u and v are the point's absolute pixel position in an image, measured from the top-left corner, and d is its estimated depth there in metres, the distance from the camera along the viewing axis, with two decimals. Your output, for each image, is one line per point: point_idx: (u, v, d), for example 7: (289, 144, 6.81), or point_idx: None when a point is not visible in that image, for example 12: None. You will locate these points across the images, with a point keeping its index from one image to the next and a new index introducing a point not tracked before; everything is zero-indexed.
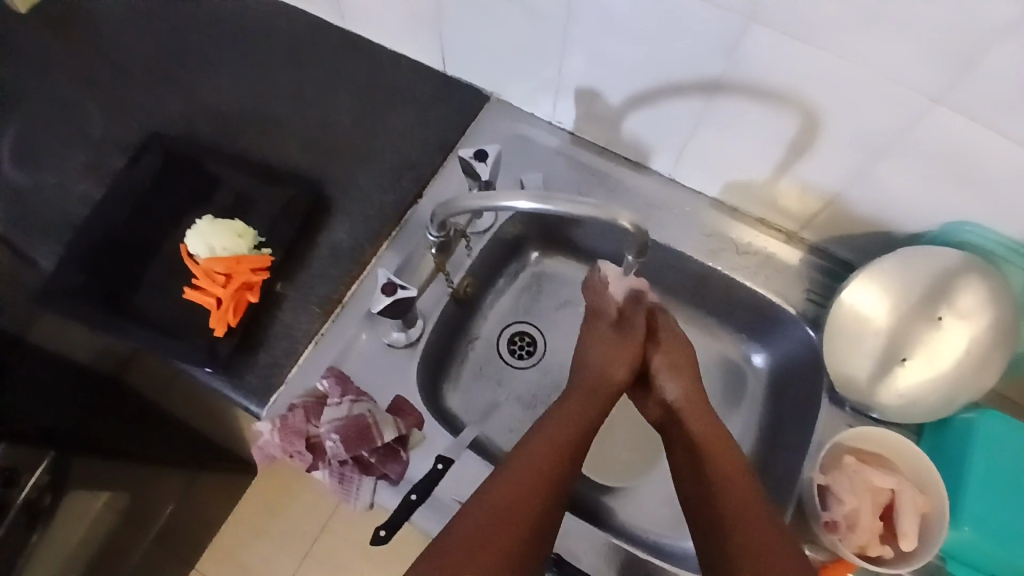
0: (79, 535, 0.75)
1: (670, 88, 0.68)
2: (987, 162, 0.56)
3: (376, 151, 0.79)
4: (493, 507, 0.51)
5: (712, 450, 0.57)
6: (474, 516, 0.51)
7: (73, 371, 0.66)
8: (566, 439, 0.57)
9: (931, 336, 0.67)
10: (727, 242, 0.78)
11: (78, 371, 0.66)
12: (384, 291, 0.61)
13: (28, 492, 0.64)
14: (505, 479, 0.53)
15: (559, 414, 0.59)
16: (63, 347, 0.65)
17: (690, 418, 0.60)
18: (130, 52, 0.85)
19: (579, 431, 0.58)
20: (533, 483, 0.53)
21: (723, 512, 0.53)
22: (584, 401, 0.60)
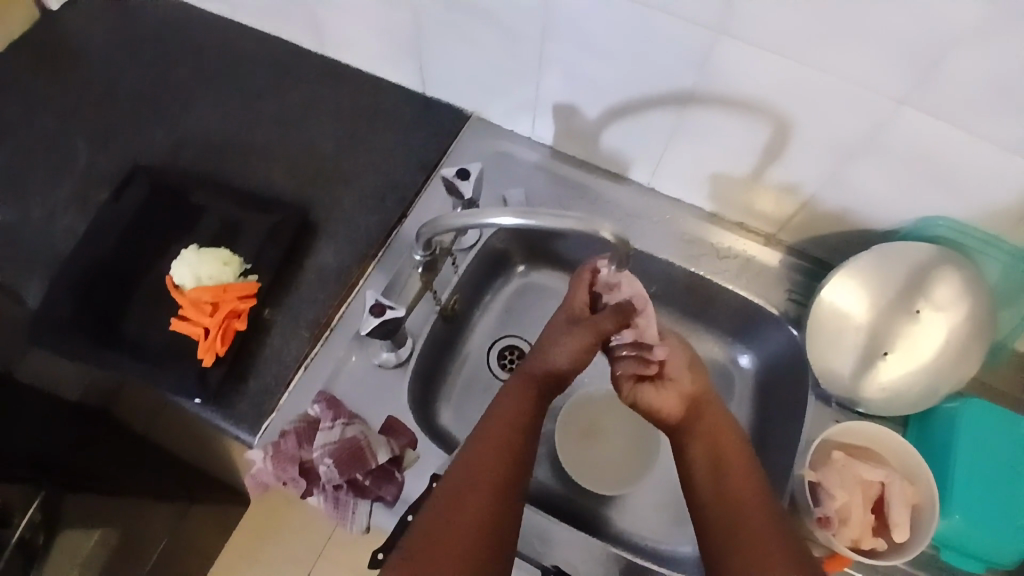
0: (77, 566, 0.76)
1: (646, 100, 0.69)
2: (953, 158, 0.58)
3: (359, 174, 0.80)
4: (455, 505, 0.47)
5: (729, 450, 0.56)
6: (440, 494, 0.49)
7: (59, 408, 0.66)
8: (524, 410, 0.56)
9: (910, 330, 0.69)
10: (708, 247, 0.79)
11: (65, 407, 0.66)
12: (373, 312, 0.62)
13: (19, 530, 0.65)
14: (470, 453, 0.51)
15: (516, 390, 0.58)
16: (48, 384, 0.65)
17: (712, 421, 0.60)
18: (109, 86, 0.85)
19: (537, 407, 0.57)
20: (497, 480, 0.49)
21: (731, 506, 0.51)
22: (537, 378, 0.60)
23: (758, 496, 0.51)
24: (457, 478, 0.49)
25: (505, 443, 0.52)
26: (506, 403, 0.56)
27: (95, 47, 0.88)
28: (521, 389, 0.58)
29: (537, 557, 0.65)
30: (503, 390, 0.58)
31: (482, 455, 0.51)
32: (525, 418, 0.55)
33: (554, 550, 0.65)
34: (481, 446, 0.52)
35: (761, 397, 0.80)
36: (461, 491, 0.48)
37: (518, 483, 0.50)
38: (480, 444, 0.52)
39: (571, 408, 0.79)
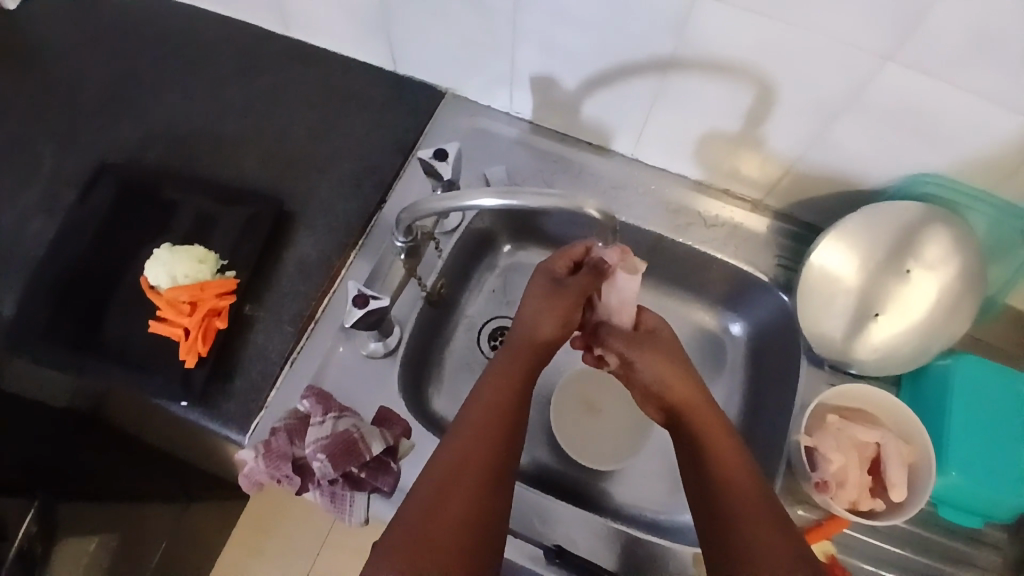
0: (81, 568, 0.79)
1: (625, 69, 0.67)
2: (940, 113, 0.57)
3: (334, 159, 0.78)
4: (440, 494, 0.46)
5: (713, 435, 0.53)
6: (422, 491, 0.46)
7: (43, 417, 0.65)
8: (508, 400, 0.52)
9: (900, 289, 0.68)
10: (695, 216, 0.78)
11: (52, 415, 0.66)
12: (356, 303, 0.60)
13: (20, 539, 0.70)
14: (448, 456, 0.48)
15: (500, 370, 0.54)
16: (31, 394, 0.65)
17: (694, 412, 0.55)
18: (67, 81, 0.82)
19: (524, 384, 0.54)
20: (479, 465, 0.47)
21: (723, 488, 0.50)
22: (520, 361, 0.55)
23: (751, 476, 0.51)
24: (435, 486, 0.46)
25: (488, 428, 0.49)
26: (486, 393, 0.52)
27: (50, 40, 0.84)
28: (498, 376, 0.53)
29: (537, 536, 0.65)
30: (486, 372, 0.55)
31: (461, 458, 0.47)
32: (505, 408, 0.51)
33: (554, 528, 0.65)
34: (464, 439, 0.48)
35: (754, 363, 0.80)
36: (440, 501, 0.45)
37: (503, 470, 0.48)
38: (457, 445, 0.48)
39: (565, 388, 0.78)
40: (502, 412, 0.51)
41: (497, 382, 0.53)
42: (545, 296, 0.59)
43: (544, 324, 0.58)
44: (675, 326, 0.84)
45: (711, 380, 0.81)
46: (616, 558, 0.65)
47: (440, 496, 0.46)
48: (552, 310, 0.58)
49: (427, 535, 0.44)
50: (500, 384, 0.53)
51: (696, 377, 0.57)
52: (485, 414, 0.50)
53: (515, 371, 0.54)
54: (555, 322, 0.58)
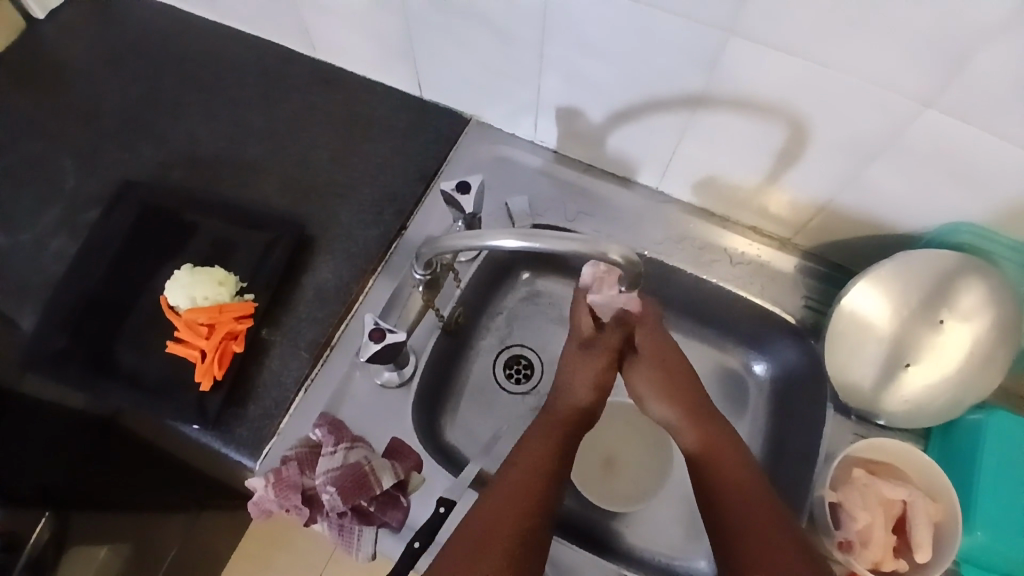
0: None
1: (654, 103, 0.66)
2: (984, 160, 0.55)
3: (356, 184, 0.77)
4: (507, 484, 0.55)
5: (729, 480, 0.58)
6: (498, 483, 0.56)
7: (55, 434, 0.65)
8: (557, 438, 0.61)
9: (934, 340, 0.66)
10: (720, 253, 0.76)
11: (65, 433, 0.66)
12: (372, 337, 0.59)
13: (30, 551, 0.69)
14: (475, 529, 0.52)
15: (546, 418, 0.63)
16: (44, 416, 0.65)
17: (718, 454, 0.60)
18: (98, 99, 0.83)
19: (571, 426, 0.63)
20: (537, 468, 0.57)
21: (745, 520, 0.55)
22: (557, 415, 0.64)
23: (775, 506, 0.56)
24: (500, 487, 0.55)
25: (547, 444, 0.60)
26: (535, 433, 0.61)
27: (84, 57, 0.85)
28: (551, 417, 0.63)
29: None
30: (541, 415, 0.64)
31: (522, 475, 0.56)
32: (530, 496, 0.55)
33: (562, 571, 0.64)
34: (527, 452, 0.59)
35: (775, 406, 0.77)
36: (506, 494, 0.54)
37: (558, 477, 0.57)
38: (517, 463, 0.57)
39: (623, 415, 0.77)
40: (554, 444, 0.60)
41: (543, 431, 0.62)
42: (576, 360, 0.66)
43: (579, 393, 0.65)
44: (695, 362, 0.82)
45: (730, 421, 0.79)
46: None
47: (504, 494, 0.55)
48: (582, 371, 0.65)
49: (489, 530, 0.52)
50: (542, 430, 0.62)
51: (722, 423, 0.63)
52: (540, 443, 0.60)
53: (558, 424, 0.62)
54: (588, 385, 0.65)
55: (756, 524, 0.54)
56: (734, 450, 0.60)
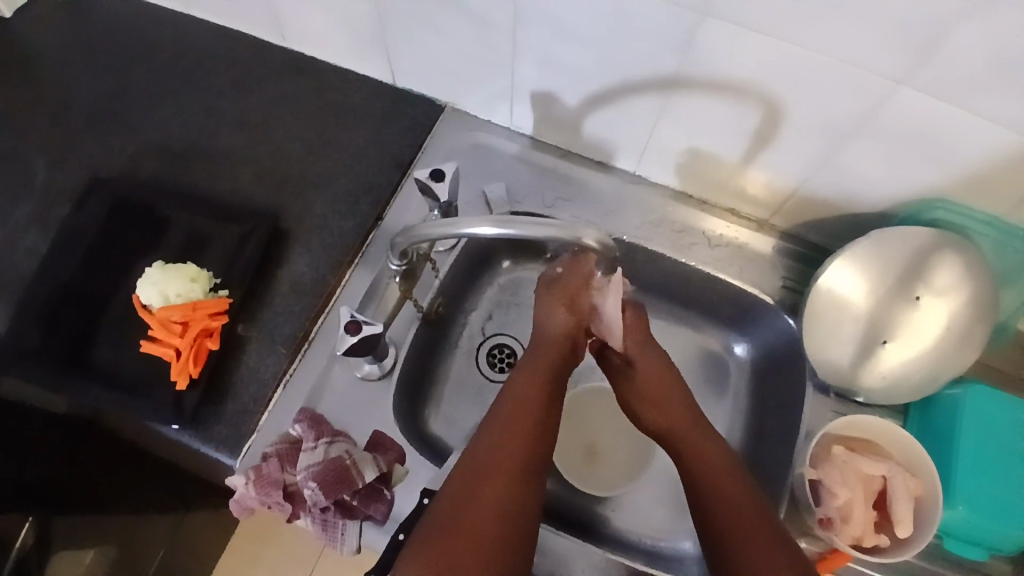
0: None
1: (630, 87, 0.65)
2: (958, 138, 0.55)
3: (331, 175, 0.76)
4: (468, 482, 0.51)
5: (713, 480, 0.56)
6: (459, 480, 0.51)
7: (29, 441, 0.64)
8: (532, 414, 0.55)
9: (910, 316, 0.66)
10: (699, 236, 0.76)
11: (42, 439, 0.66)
12: (349, 329, 0.58)
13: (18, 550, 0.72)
14: (474, 463, 0.52)
15: (525, 377, 0.57)
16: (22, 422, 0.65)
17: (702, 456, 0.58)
18: (63, 93, 0.80)
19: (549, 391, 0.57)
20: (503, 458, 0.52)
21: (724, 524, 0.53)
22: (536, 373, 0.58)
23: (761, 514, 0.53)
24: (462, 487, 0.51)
25: (521, 424, 0.54)
26: (507, 405, 0.56)
27: (47, 50, 0.83)
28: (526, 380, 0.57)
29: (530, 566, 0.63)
30: (516, 372, 0.59)
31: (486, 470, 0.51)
32: (521, 448, 0.53)
33: (548, 557, 0.64)
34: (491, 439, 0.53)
35: (757, 387, 0.78)
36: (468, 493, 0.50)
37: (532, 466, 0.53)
38: (482, 454, 0.52)
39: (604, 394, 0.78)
40: (529, 423, 0.54)
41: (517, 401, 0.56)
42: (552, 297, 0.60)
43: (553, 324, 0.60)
44: (677, 345, 0.82)
45: (712, 403, 0.79)
46: None
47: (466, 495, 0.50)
48: (551, 299, 0.60)
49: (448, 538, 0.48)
50: (518, 401, 0.56)
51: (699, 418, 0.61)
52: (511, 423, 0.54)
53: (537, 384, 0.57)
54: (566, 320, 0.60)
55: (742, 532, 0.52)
56: (717, 453, 0.58)
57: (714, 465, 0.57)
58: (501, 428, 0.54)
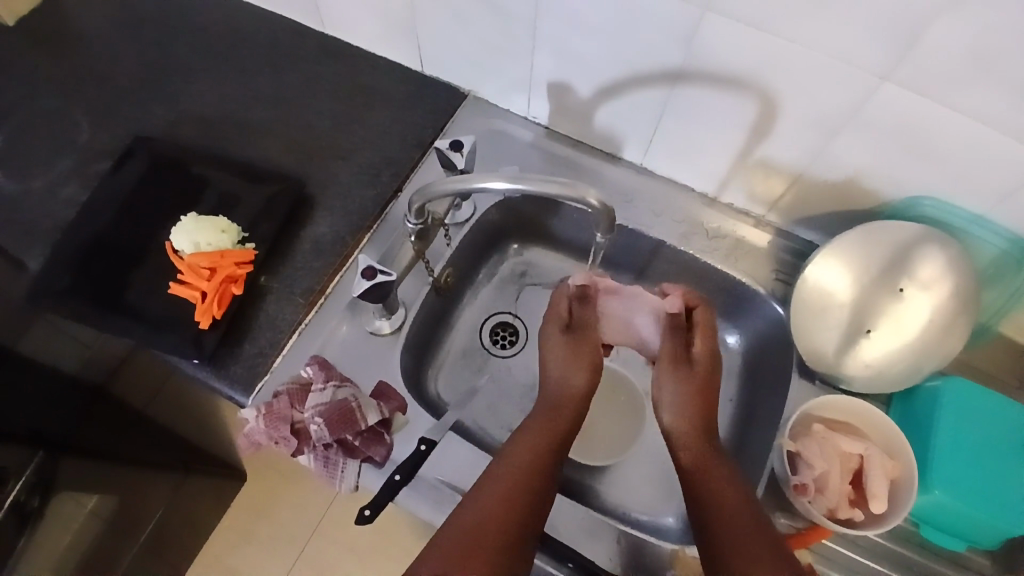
0: (70, 540, 0.74)
1: (639, 78, 0.70)
2: (938, 134, 0.59)
3: (356, 148, 0.82)
4: (472, 520, 0.49)
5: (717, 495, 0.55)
6: (461, 517, 0.50)
7: (61, 378, 0.63)
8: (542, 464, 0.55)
9: (894, 307, 0.69)
10: (699, 227, 0.81)
11: (66, 378, 0.64)
12: (364, 275, 0.63)
13: (17, 492, 0.62)
14: (480, 508, 0.50)
15: (535, 427, 0.60)
16: (51, 355, 0.64)
17: (713, 480, 0.57)
18: (116, 63, 0.87)
19: (554, 443, 0.58)
20: (511, 496, 0.51)
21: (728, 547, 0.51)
22: (549, 422, 0.61)
23: (761, 528, 0.52)
24: (463, 523, 0.49)
25: (526, 468, 0.54)
26: (515, 452, 0.56)
27: (103, 24, 0.90)
28: (535, 432, 0.59)
29: None
30: (520, 429, 0.60)
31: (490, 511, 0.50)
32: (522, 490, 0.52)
33: None
34: (495, 484, 0.53)
35: (746, 375, 0.81)
36: (471, 533, 0.48)
37: (534, 508, 0.52)
38: (488, 493, 0.52)
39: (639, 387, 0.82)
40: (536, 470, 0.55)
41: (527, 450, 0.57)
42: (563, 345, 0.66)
43: (573, 378, 0.64)
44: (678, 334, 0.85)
45: None
46: (602, 551, 0.65)
47: (469, 533, 0.48)
48: (576, 360, 0.66)
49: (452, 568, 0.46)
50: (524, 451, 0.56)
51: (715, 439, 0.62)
52: (518, 467, 0.54)
53: (541, 435, 0.59)
54: (580, 370, 0.65)
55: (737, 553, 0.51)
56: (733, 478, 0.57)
57: (734, 498, 0.55)
58: (509, 467, 0.54)
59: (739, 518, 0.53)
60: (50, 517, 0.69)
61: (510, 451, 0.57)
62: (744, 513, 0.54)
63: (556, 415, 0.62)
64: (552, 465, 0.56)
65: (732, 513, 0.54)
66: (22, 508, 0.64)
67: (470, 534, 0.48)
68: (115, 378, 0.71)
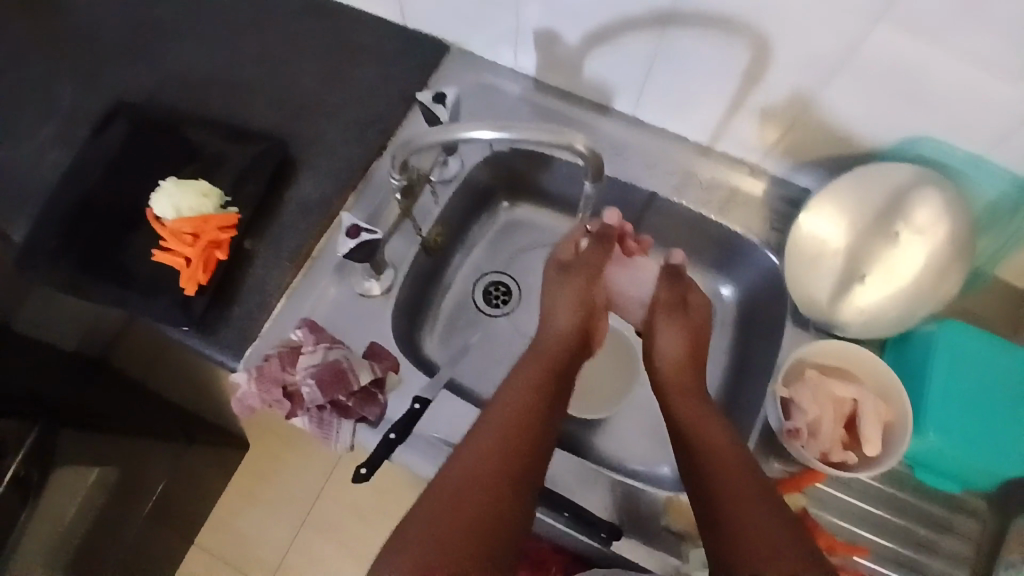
0: (78, 509, 0.78)
1: (627, 24, 0.68)
2: (935, 75, 0.57)
3: (341, 105, 0.80)
4: (458, 476, 0.52)
5: (713, 453, 0.57)
6: (446, 474, 0.52)
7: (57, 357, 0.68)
8: (522, 417, 0.57)
9: (889, 252, 0.69)
10: (693, 178, 0.79)
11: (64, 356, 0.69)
12: (349, 234, 0.63)
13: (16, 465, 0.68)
14: (461, 465, 0.53)
15: (518, 378, 0.62)
16: (51, 334, 0.67)
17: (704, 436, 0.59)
18: (92, 24, 0.84)
19: (540, 395, 0.60)
20: (494, 451, 0.54)
21: (721, 492, 0.54)
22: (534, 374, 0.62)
23: (748, 473, 0.55)
24: (450, 481, 0.51)
25: (506, 422, 0.56)
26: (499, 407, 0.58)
27: None
28: (517, 384, 0.61)
29: None
30: (510, 378, 0.62)
31: (476, 466, 0.52)
32: (505, 446, 0.54)
33: None
34: (477, 442, 0.55)
35: (741, 326, 0.81)
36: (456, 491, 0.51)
37: (519, 460, 0.54)
38: (473, 449, 0.54)
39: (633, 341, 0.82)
40: (519, 423, 0.57)
41: (507, 403, 0.59)
42: (559, 280, 0.71)
43: (559, 314, 0.69)
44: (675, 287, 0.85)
45: None
46: (599, 504, 0.65)
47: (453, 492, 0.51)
48: (562, 297, 0.70)
49: (441, 522, 0.48)
50: (506, 406, 0.58)
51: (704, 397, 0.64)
52: (498, 421, 0.56)
53: (528, 389, 0.60)
54: (572, 309, 0.70)
55: (727, 496, 0.53)
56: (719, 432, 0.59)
57: (723, 448, 0.57)
58: (492, 421, 0.57)
59: (728, 467, 0.56)
60: (51, 491, 0.73)
61: (492, 405, 0.59)
62: (729, 460, 0.56)
63: (542, 364, 0.64)
64: (539, 416, 0.58)
65: (720, 461, 0.56)
66: (23, 481, 0.69)
67: (459, 490, 0.51)
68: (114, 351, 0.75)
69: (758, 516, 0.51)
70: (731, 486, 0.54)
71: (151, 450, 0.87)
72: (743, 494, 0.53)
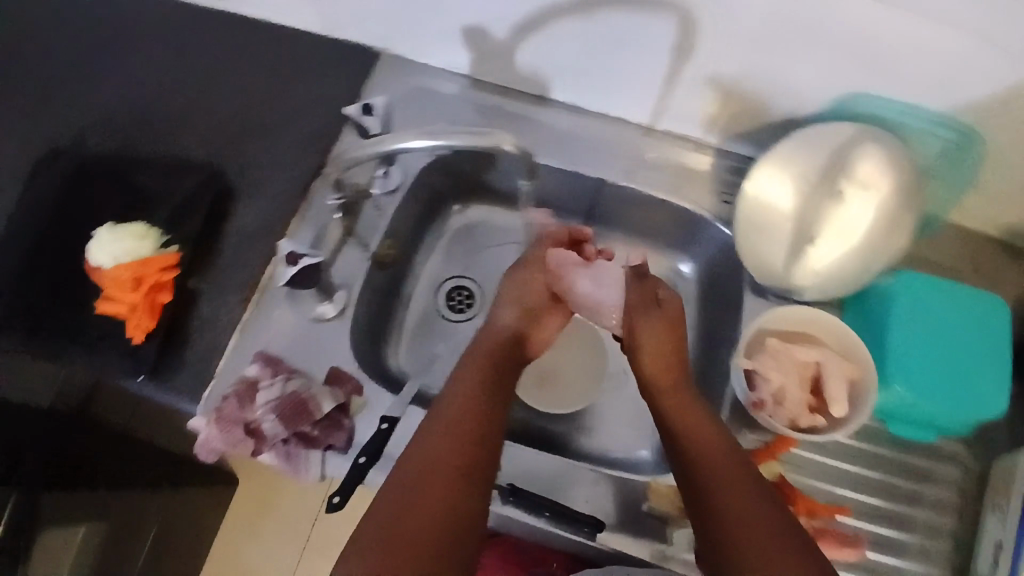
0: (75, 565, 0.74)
1: (553, 9, 0.67)
2: (863, 26, 0.57)
3: (275, 128, 0.78)
4: (410, 478, 0.51)
5: (696, 442, 0.56)
6: (398, 480, 0.51)
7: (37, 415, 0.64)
8: (476, 410, 0.56)
9: (836, 212, 0.68)
10: (640, 158, 0.78)
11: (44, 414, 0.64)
12: (288, 261, 0.67)
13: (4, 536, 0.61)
14: (416, 463, 0.52)
15: (467, 369, 0.60)
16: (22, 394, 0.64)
17: (688, 424, 0.58)
18: (9, 73, 0.81)
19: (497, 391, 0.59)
20: (449, 451, 0.52)
21: (708, 478, 0.53)
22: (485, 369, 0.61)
23: (734, 456, 0.54)
24: (403, 486, 0.50)
25: (464, 420, 0.55)
26: (453, 404, 0.56)
27: None
28: (470, 374, 0.60)
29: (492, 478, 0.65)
30: (458, 370, 0.61)
31: (429, 465, 0.51)
32: (464, 447, 0.53)
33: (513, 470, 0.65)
34: (432, 442, 0.53)
35: (705, 301, 0.81)
36: (409, 492, 0.50)
37: (478, 459, 0.53)
38: (427, 447, 0.53)
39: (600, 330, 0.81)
40: (475, 419, 0.55)
41: (460, 396, 0.57)
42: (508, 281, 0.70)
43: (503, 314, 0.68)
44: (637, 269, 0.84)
45: None
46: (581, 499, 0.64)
47: (406, 498, 0.49)
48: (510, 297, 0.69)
49: (395, 528, 0.47)
50: (459, 401, 0.56)
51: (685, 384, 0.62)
52: (456, 420, 0.55)
53: (476, 383, 0.59)
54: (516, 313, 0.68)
55: (712, 482, 0.52)
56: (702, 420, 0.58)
57: (705, 432, 0.56)
58: (446, 417, 0.55)
59: (714, 452, 0.54)
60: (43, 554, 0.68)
61: (447, 399, 0.57)
62: (713, 444, 0.55)
63: (490, 355, 0.63)
64: (490, 409, 0.57)
65: (704, 446, 0.55)
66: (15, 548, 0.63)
67: (410, 492, 0.50)
68: (90, 407, 0.69)
69: (745, 500, 0.50)
70: (717, 470, 0.53)
71: (144, 499, 0.82)
72: (726, 478, 0.52)
